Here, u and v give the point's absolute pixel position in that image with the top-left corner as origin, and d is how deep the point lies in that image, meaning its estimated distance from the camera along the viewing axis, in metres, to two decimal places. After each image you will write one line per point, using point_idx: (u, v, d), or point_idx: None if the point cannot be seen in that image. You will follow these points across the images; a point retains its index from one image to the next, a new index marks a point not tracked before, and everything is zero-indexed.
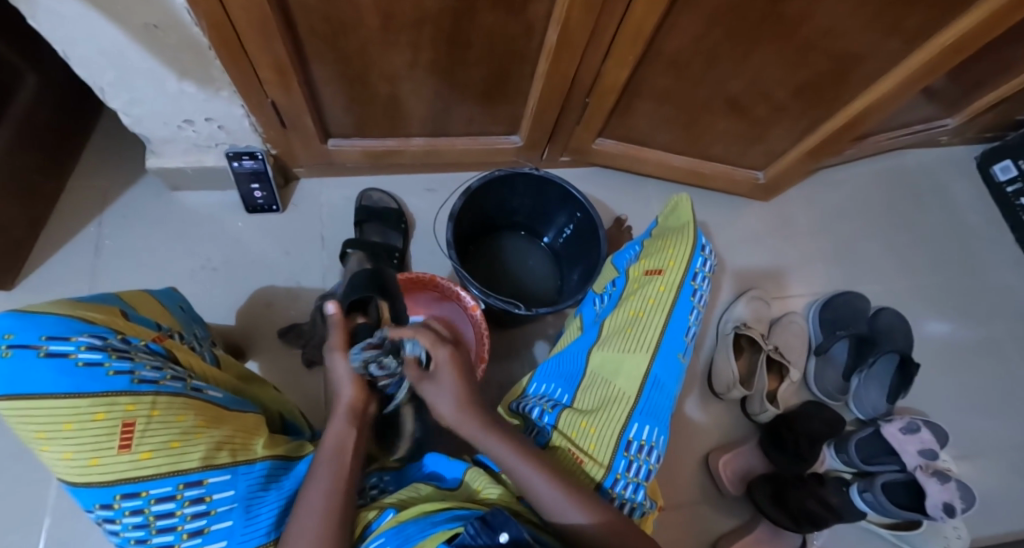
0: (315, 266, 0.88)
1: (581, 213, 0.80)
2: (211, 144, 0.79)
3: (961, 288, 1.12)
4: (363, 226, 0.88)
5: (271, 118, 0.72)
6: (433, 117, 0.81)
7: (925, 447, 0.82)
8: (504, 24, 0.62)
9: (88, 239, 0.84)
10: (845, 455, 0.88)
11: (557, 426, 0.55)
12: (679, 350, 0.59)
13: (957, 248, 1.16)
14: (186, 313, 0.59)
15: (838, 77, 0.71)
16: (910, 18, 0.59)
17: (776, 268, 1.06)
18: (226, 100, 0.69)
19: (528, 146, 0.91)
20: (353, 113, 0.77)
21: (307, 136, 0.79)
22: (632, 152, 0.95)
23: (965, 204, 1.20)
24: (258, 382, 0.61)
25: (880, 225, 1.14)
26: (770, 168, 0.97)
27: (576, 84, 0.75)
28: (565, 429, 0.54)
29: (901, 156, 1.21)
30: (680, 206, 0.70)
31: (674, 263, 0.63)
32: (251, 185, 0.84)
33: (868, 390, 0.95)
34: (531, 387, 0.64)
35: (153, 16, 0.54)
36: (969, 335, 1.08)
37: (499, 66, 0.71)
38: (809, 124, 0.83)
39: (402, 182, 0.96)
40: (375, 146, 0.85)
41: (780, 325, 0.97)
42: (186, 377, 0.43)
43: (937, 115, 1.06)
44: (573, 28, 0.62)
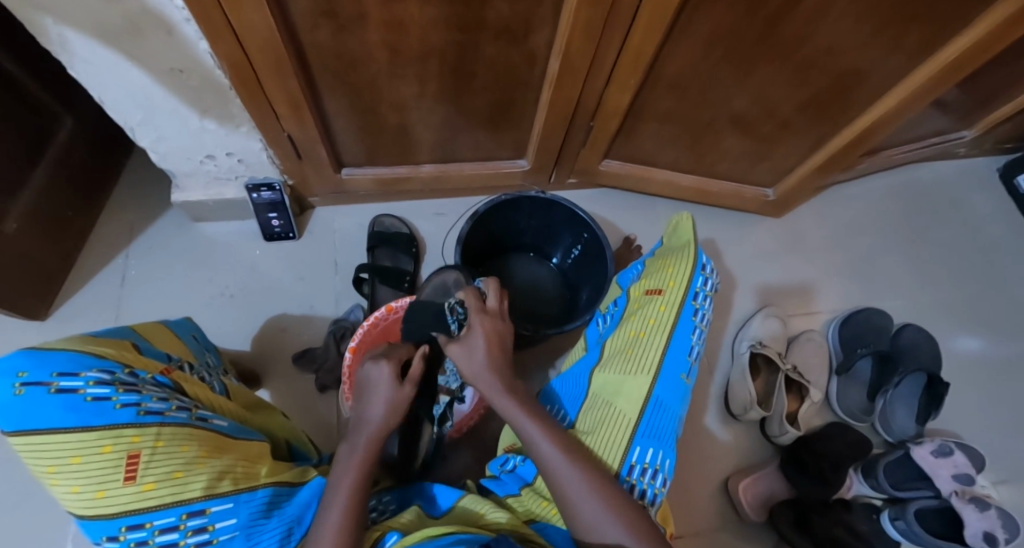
0: (328, 290, 0.90)
1: (587, 233, 0.81)
2: (230, 177, 0.82)
3: (988, 303, 1.08)
4: (375, 251, 0.90)
5: (286, 150, 0.76)
6: (442, 144, 0.83)
7: (958, 472, 0.78)
8: (508, 54, 0.64)
9: (115, 269, 0.88)
10: (873, 480, 0.83)
11: None
12: (682, 370, 0.58)
13: (981, 262, 1.12)
14: (199, 343, 0.61)
15: (843, 93, 0.71)
16: (912, 32, 0.59)
17: (791, 285, 1.04)
18: (244, 135, 0.73)
19: (534, 170, 0.93)
20: (365, 144, 0.80)
21: (321, 166, 0.82)
22: (639, 172, 0.95)
23: (988, 216, 1.17)
24: (266, 410, 0.62)
25: (898, 239, 1.12)
26: (780, 185, 0.96)
27: (580, 107, 0.76)
28: None
29: (918, 169, 1.19)
30: (682, 225, 0.70)
31: (674, 282, 0.63)
32: (269, 215, 0.87)
33: (895, 412, 0.90)
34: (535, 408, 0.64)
35: (177, 61, 0.57)
36: (1000, 351, 1.04)
37: (505, 94, 0.73)
38: (817, 140, 0.82)
39: (413, 207, 0.98)
40: (387, 174, 0.88)
41: (799, 343, 0.95)
42: (192, 407, 0.44)
43: (951, 128, 1.04)
44: (575, 55, 0.63)
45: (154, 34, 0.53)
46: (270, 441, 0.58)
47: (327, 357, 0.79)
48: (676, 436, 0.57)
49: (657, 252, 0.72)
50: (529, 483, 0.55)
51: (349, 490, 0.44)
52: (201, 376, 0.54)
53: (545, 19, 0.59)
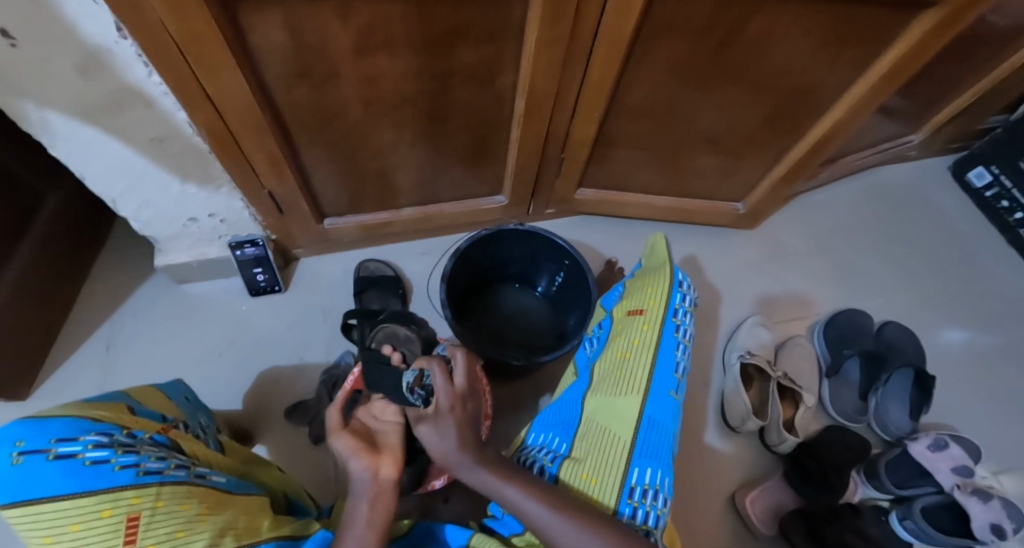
0: (318, 340, 0.89)
1: (568, 260, 0.82)
2: (214, 237, 0.83)
3: (961, 294, 1.12)
4: (362, 296, 0.90)
5: (268, 206, 0.77)
6: (420, 187, 0.86)
7: (957, 464, 0.78)
8: (476, 98, 0.68)
9: (99, 339, 0.87)
10: (877, 481, 0.84)
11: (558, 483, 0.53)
12: (670, 386, 0.59)
13: (948, 255, 1.16)
14: (191, 402, 0.60)
15: (792, 109, 0.75)
16: (844, 52, 0.64)
17: (772, 295, 1.06)
18: (226, 194, 0.74)
19: (512, 204, 0.96)
20: (344, 193, 0.82)
21: (303, 218, 0.84)
22: (614, 197, 0.99)
23: (947, 212, 1.22)
24: (264, 465, 0.61)
25: (867, 241, 1.16)
26: (749, 198, 1.00)
27: (549, 141, 0.80)
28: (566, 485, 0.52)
29: (877, 172, 1.25)
30: (658, 246, 0.72)
31: (654, 301, 0.64)
32: (253, 269, 0.87)
33: (889, 409, 0.91)
34: (528, 438, 0.63)
35: (158, 130, 0.59)
36: (979, 340, 1.07)
37: (476, 135, 0.76)
38: (775, 154, 0.87)
39: (396, 250, 1.00)
40: (368, 220, 0.90)
41: (787, 350, 0.96)
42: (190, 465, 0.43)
43: (900, 132, 1.11)
44: (539, 94, 0.67)
45: (134, 107, 0.55)
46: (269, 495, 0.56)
47: (320, 409, 0.78)
48: (673, 454, 0.57)
49: (636, 271, 0.74)
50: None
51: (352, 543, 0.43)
52: (195, 433, 0.54)
53: (507, 64, 0.62)
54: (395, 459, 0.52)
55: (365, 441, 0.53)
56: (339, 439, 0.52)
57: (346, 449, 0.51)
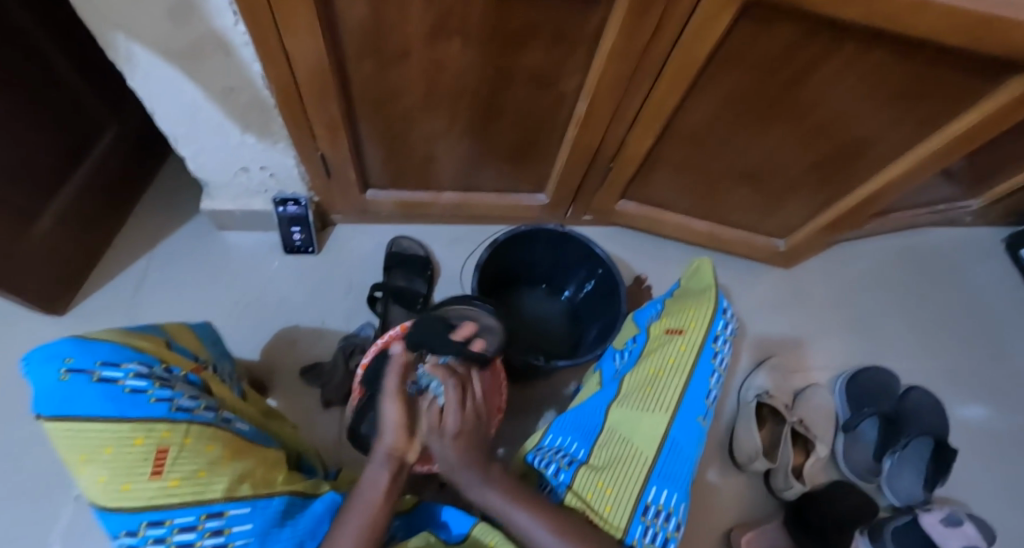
0: (341, 307, 0.90)
1: (602, 270, 0.82)
2: (260, 190, 0.85)
3: (994, 371, 1.08)
4: (390, 271, 0.91)
5: (317, 169, 0.79)
6: (466, 174, 0.86)
7: (970, 543, 0.76)
8: (538, 96, 0.67)
9: (136, 270, 0.89)
10: (880, 545, 0.80)
11: (571, 488, 0.53)
12: (700, 412, 0.59)
13: (987, 330, 1.13)
14: (219, 347, 0.61)
15: (856, 157, 0.73)
16: (922, 109, 0.62)
17: (800, 339, 1.04)
18: (281, 151, 0.76)
19: (552, 205, 0.95)
20: (393, 168, 0.83)
21: (348, 186, 0.85)
22: (655, 214, 0.98)
23: (993, 285, 1.18)
24: (280, 420, 0.62)
25: (905, 301, 1.13)
26: (791, 237, 0.98)
27: (601, 150, 0.79)
28: (580, 491, 0.52)
29: (926, 233, 1.22)
30: (702, 269, 0.71)
31: (695, 323, 0.64)
32: (291, 228, 0.89)
33: (902, 474, 0.89)
34: (543, 439, 0.60)
35: (231, 80, 0.61)
36: (1007, 422, 1.03)
37: (532, 133, 0.76)
38: (828, 199, 0.85)
39: (431, 232, 1.00)
40: (410, 198, 0.90)
41: (805, 397, 0.94)
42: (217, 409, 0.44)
43: (958, 195, 1.08)
44: (601, 101, 0.66)
45: (213, 55, 0.56)
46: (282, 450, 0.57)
47: (335, 374, 0.79)
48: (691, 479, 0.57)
49: (677, 292, 0.73)
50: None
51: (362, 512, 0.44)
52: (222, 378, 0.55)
53: (575, 69, 0.62)
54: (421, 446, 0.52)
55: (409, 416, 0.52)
56: (390, 406, 0.51)
57: (390, 419, 0.51)
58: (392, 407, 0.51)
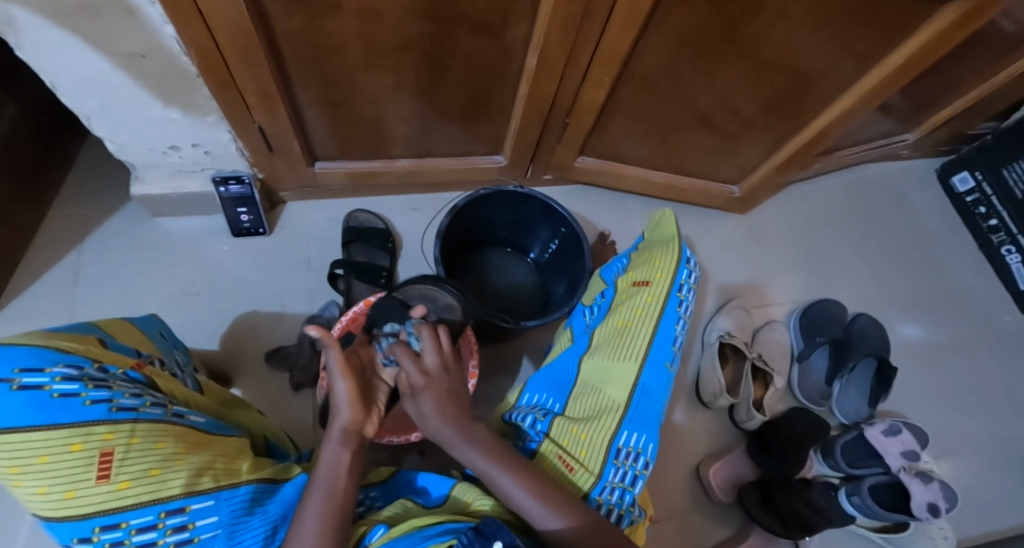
0: (301, 287, 0.87)
1: (565, 228, 0.82)
2: (196, 169, 0.78)
3: (929, 293, 1.17)
4: (350, 247, 0.88)
5: (256, 142, 0.73)
6: (419, 137, 0.83)
7: (907, 448, 0.84)
8: (485, 48, 0.64)
9: (68, 266, 0.82)
10: (832, 459, 0.89)
11: (547, 437, 0.54)
12: (667, 358, 0.60)
13: (923, 255, 1.21)
14: (169, 339, 0.57)
15: (802, 94, 0.75)
16: (862, 40, 0.63)
17: (756, 280, 1.09)
18: (212, 124, 0.70)
19: (510, 166, 0.94)
20: (341, 135, 0.79)
21: (294, 159, 0.80)
22: (613, 168, 0.98)
23: (927, 214, 1.27)
24: (244, 408, 0.59)
25: (850, 236, 1.19)
26: (745, 181, 1.01)
27: (556, 103, 0.77)
28: (556, 439, 0.54)
29: (867, 169, 1.28)
30: (664, 221, 0.72)
31: (661, 274, 0.65)
32: (236, 208, 0.83)
33: (849, 393, 0.97)
34: (520, 399, 0.63)
35: (141, 44, 0.55)
36: (939, 338, 1.13)
37: (483, 89, 0.73)
38: (778, 139, 0.87)
39: (389, 203, 0.97)
40: (362, 168, 0.86)
41: (762, 334, 1.00)
42: (167, 403, 0.42)
43: (895, 130, 1.13)
44: (551, 52, 0.64)
45: (116, 17, 0.50)
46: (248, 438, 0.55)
47: (302, 355, 0.77)
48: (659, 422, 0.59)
49: (640, 244, 0.75)
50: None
51: (328, 486, 0.44)
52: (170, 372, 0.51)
53: (521, 16, 0.59)
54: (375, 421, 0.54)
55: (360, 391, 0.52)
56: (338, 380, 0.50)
57: (343, 393, 0.50)
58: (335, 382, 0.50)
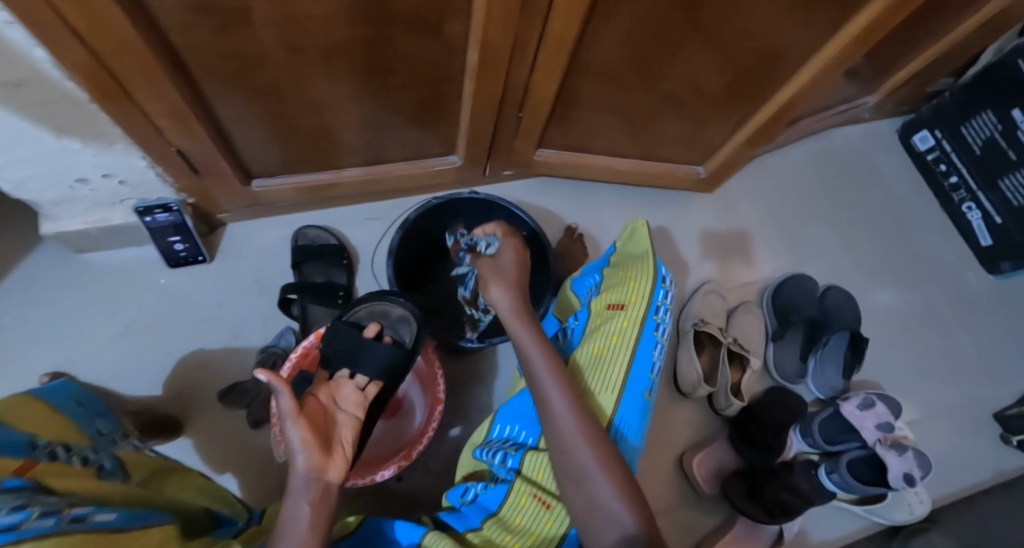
0: (251, 316, 0.81)
1: (526, 232, 0.78)
2: (114, 200, 0.70)
3: (897, 257, 1.18)
4: (302, 267, 0.82)
5: (177, 166, 0.66)
6: (365, 145, 0.76)
7: (881, 421, 0.84)
8: (423, 47, 0.58)
9: None
10: (810, 437, 0.90)
11: (520, 474, 0.53)
12: (645, 387, 0.57)
13: (889, 219, 1.22)
14: (77, 412, 0.48)
15: (761, 73, 0.71)
16: (822, 12, 0.59)
17: (728, 261, 1.08)
18: (121, 151, 0.62)
19: (467, 165, 0.88)
20: (276, 149, 0.72)
21: (226, 180, 0.73)
22: (575, 158, 0.93)
23: (890, 176, 1.27)
24: (170, 482, 0.49)
25: (818, 206, 1.18)
26: (710, 161, 0.97)
27: (507, 97, 0.72)
28: (529, 476, 0.52)
29: (831, 135, 1.26)
30: (638, 232, 0.69)
31: (636, 297, 0.61)
32: (168, 238, 0.76)
33: (826, 370, 0.97)
34: (493, 432, 0.60)
35: (13, 72, 0.47)
36: (907, 302, 1.15)
37: (426, 90, 0.67)
38: (740, 118, 0.84)
39: (341, 214, 0.90)
40: (306, 182, 0.80)
41: (737, 318, 0.99)
42: (62, 508, 0.32)
43: (857, 94, 1.11)
44: (494, 46, 0.58)
45: None
46: (181, 517, 0.45)
47: (260, 390, 0.72)
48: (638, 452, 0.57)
49: (615, 258, 0.72)
50: (491, 514, 0.51)
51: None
52: (83, 457, 0.40)
53: (457, 10, 0.53)
54: (345, 459, 0.46)
55: (320, 432, 0.46)
56: (293, 427, 0.43)
57: (296, 439, 0.43)
58: (292, 428, 0.43)
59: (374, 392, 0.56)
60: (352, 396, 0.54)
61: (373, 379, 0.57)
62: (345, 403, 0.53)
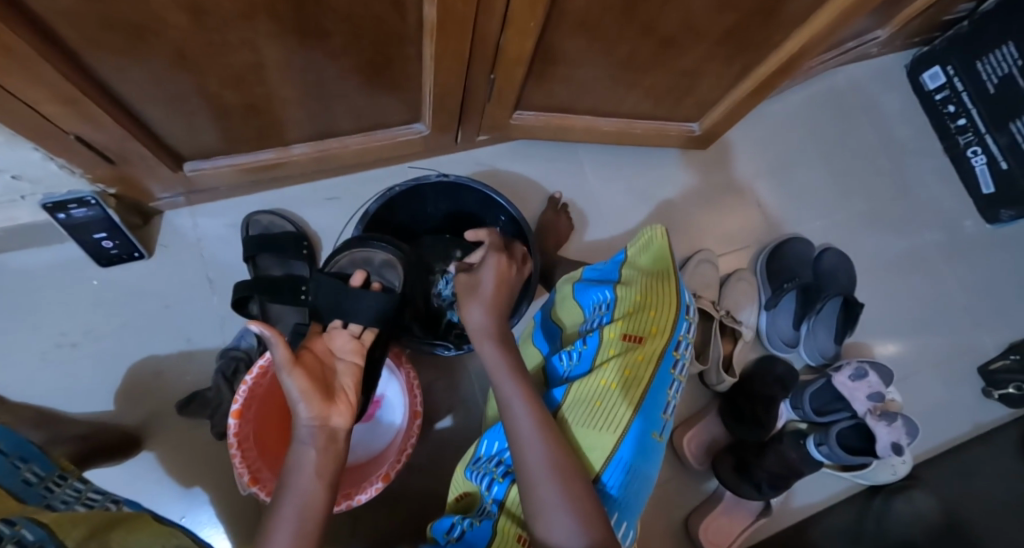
0: (206, 316, 0.74)
1: (504, 217, 0.73)
2: (15, 198, 0.60)
3: (894, 210, 1.13)
4: (256, 260, 0.73)
5: (86, 157, 0.55)
6: (310, 117, 0.65)
7: (872, 391, 0.83)
8: (366, 5, 0.46)
9: None
10: (800, 407, 0.88)
11: (504, 507, 0.48)
12: (655, 428, 0.52)
13: (890, 168, 1.15)
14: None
15: (771, 19, 0.60)
16: None
17: (720, 224, 1.01)
18: (5, 144, 0.51)
19: (435, 132, 0.78)
20: (206, 126, 0.60)
21: (150, 166, 0.62)
22: (556, 120, 0.83)
23: (895, 119, 1.18)
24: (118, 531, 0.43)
25: (817, 157, 1.10)
26: (706, 117, 0.88)
27: (475, 56, 0.60)
28: (510, 508, 0.48)
29: (835, 75, 1.15)
30: (656, 243, 0.61)
31: (656, 330, 0.55)
32: (93, 235, 0.67)
33: (817, 334, 0.94)
34: (480, 449, 0.58)
35: None
36: (904, 257, 1.11)
37: (376, 51, 0.55)
38: (744, 69, 0.73)
39: (295, 194, 0.81)
40: (248, 161, 0.69)
41: (729, 288, 0.95)
42: None
43: (868, 28, 0.99)
44: (456, 3, 0.47)
45: None
46: None
47: (222, 399, 0.67)
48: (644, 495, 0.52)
49: (628, 270, 0.64)
50: None
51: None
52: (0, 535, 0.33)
53: None
54: (349, 405, 0.44)
55: (318, 381, 0.43)
56: (290, 377, 0.40)
57: (296, 390, 0.40)
58: (288, 377, 0.40)
59: (371, 339, 0.53)
60: (349, 346, 0.51)
61: (369, 325, 0.54)
62: (342, 352, 0.50)
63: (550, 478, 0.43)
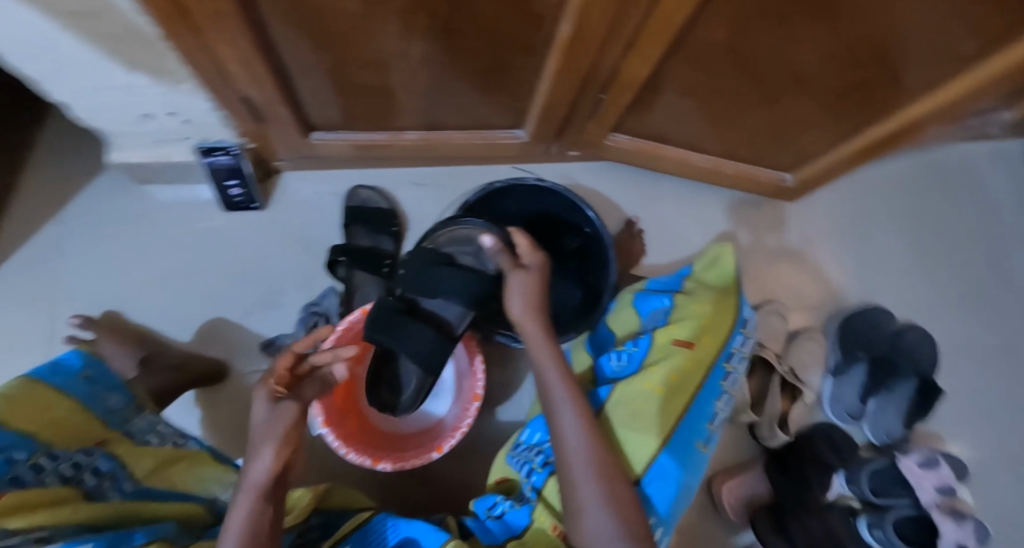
0: (299, 270, 0.82)
1: (587, 229, 0.76)
2: (177, 138, 0.70)
3: (993, 299, 1.05)
4: (350, 229, 0.81)
5: (241, 113, 0.64)
6: (427, 108, 0.71)
7: (942, 483, 0.75)
8: (507, 16, 0.51)
9: (55, 237, 0.81)
10: (855, 485, 0.78)
11: (541, 496, 0.51)
12: (695, 434, 0.56)
13: (995, 255, 1.08)
14: (80, 393, 0.53)
15: (892, 84, 0.59)
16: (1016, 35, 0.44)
17: (795, 278, 0.99)
18: (188, 93, 0.60)
19: (532, 141, 0.83)
20: (340, 101, 0.67)
21: (286, 129, 0.70)
22: (650, 147, 0.85)
23: (1008, 205, 1.10)
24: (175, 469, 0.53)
25: (912, 229, 1.06)
26: (800, 170, 0.87)
27: (590, 77, 0.64)
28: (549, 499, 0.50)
29: (946, 149, 1.11)
30: (723, 259, 0.68)
31: (706, 340, 0.60)
32: (226, 181, 0.76)
33: (886, 413, 0.88)
34: (520, 436, 0.60)
35: (82, 5, 0.42)
36: (998, 351, 1.02)
37: (502, 57, 0.60)
38: (853, 128, 0.72)
39: (393, 175, 0.88)
40: (365, 140, 0.77)
41: (798, 343, 0.91)
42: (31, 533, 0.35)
43: (993, 108, 0.95)
44: (591, 24, 0.51)
45: None
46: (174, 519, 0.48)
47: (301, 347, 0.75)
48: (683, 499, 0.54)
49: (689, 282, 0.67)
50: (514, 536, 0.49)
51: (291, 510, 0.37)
52: (72, 464, 0.45)
53: None
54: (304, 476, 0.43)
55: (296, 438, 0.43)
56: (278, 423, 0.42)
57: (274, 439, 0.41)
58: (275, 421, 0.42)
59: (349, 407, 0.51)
60: None
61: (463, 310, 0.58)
62: None
63: (591, 479, 0.44)
